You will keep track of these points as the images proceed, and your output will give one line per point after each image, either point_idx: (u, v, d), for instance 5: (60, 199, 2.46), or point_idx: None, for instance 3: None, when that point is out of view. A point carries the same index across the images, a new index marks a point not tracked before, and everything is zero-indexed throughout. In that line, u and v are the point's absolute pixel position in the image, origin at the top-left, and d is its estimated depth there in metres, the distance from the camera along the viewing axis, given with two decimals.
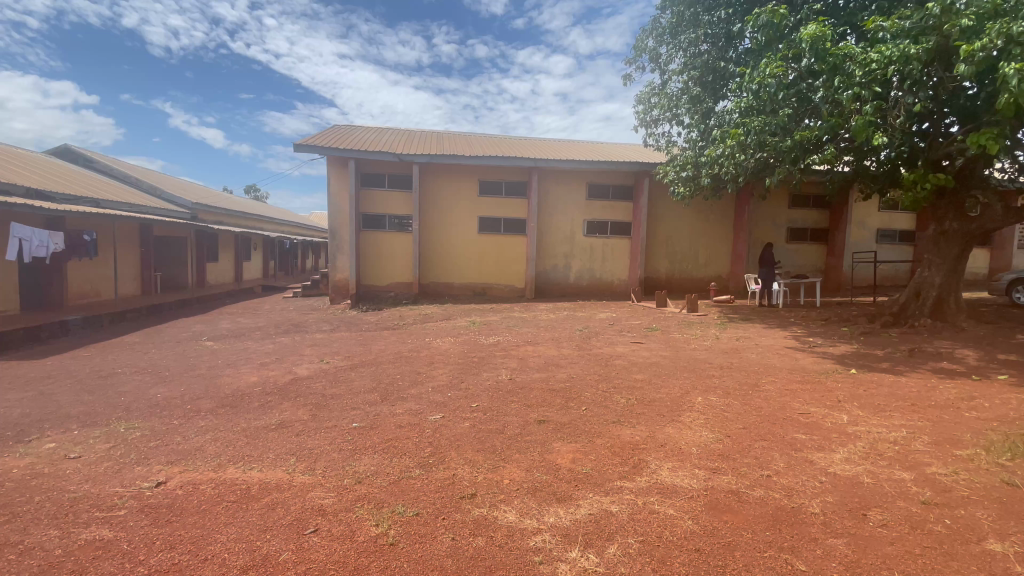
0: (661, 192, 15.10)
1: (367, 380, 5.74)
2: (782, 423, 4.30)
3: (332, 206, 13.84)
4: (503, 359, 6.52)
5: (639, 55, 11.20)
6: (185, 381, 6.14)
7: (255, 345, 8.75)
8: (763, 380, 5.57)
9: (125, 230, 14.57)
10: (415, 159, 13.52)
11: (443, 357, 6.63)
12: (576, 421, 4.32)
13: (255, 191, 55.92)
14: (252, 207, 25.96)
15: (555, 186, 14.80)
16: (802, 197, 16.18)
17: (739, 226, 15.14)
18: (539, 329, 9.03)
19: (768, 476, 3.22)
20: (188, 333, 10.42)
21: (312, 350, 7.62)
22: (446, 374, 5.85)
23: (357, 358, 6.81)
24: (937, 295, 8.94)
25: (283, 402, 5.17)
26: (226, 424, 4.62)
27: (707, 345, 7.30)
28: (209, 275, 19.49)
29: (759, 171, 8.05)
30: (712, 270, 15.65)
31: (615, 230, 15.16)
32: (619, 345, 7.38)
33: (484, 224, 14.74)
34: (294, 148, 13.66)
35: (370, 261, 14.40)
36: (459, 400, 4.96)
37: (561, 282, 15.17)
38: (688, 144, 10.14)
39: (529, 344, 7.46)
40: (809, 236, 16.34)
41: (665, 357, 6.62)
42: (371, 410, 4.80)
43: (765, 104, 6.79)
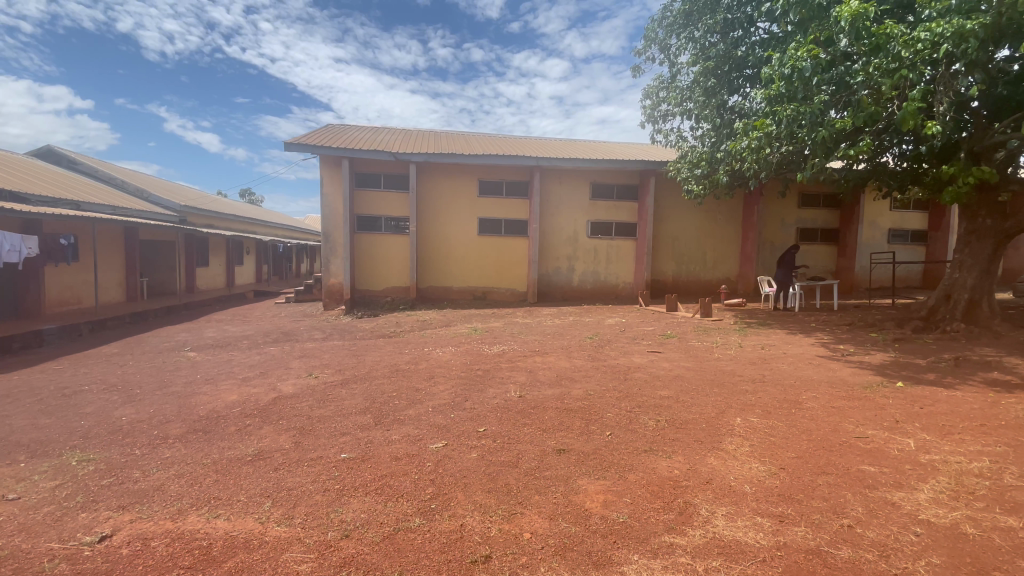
0: (667, 191, 14.54)
1: (358, 399, 5.11)
2: (841, 451, 3.71)
3: (326, 208, 13.21)
4: (511, 372, 5.90)
5: (648, 45, 10.63)
6: (156, 400, 5.48)
7: (240, 357, 8.10)
8: (804, 396, 4.97)
9: (108, 233, 13.86)
10: (412, 158, 12.92)
11: (443, 371, 6.00)
12: (602, 451, 3.69)
13: (251, 194, 55.69)
14: (244, 210, 25.31)
15: (557, 186, 14.21)
16: (812, 196, 15.66)
17: (747, 227, 14.59)
18: (546, 336, 8.41)
19: (851, 528, 2.62)
20: (171, 343, 9.76)
21: (301, 363, 6.97)
22: (449, 391, 5.22)
23: (349, 372, 6.18)
24: (970, 297, 8.40)
25: (263, 426, 4.53)
26: (195, 455, 3.98)
27: (732, 355, 6.69)
28: (199, 280, 18.81)
29: (785, 164, 7.49)
30: (721, 272, 15.09)
31: (620, 231, 14.58)
32: (636, 355, 6.76)
33: (484, 226, 14.15)
34: (286, 147, 13.06)
35: (366, 265, 13.79)
36: (464, 424, 4.34)
37: (564, 286, 14.58)
38: (703, 139, 9.63)
39: (537, 354, 6.84)
40: (820, 236, 15.82)
41: (688, 369, 6.01)
42: (363, 436, 4.18)
43: (796, 90, 6.24)
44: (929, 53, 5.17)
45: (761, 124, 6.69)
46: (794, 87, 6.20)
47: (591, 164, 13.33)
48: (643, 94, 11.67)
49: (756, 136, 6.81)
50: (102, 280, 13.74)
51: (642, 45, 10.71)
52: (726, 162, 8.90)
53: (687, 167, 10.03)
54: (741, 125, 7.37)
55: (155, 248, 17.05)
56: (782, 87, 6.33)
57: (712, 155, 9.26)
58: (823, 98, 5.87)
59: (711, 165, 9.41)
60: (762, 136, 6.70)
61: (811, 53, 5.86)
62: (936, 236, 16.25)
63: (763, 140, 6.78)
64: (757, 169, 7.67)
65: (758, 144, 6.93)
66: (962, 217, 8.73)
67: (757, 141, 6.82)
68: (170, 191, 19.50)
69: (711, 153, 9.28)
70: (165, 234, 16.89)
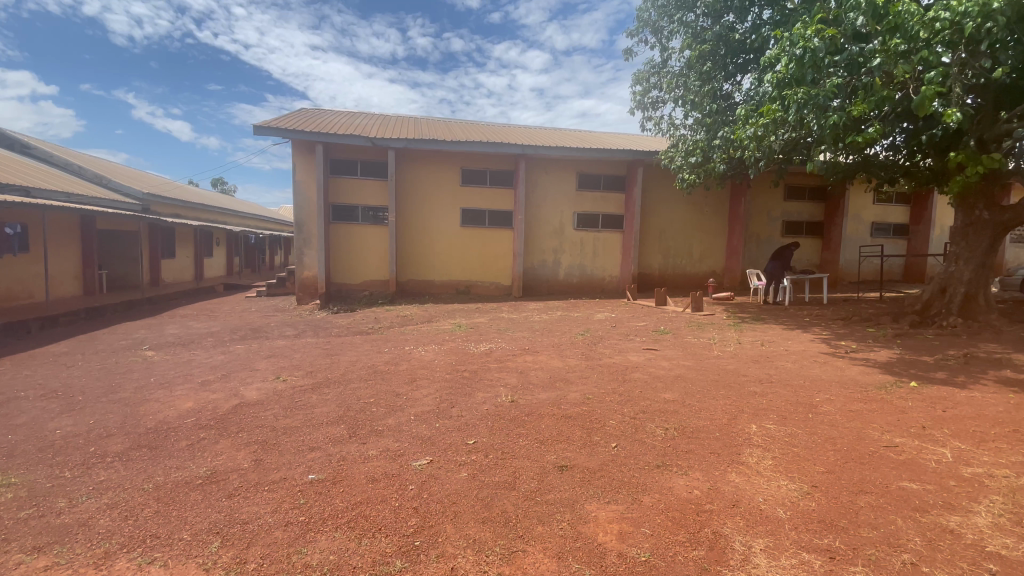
0: (655, 181, 14.19)
1: (331, 407, 4.56)
2: (872, 463, 3.35)
3: (298, 196, 12.47)
4: (501, 374, 5.40)
5: (639, 28, 10.14)
6: (98, 409, 4.83)
7: (202, 357, 7.42)
8: (817, 399, 4.61)
9: (60, 222, 12.85)
10: (390, 144, 12.25)
11: (426, 373, 5.47)
12: (609, 467, 3.25)
13: (223, 184, 54.24)
14: (213, 199, 24.17)
15: (543, 176, 13.72)
16: (799, 188, 15.50)
17: (734, 219, 14.37)
18: (534, 332, 7.95)
19: (916, 567, 2.25)
20: (127, 341, 9.00)
21: (268, 364, 6.33)
22: (433, 397, 4.68)
23: (321, 374, 5.60)
24: (966, 291, 8.23)
25: (219, 441, 3.96)
26: (135, 480, 3.40)
27: (733, 352, 6.33)
28: (165, 273, 17.78)
29: (788, 150, 7.14)
30: (707, 265, 14.85)
31: (607, 223, 14.19)
32: (632, 352, 6.35)
33: (467, 217, 13.59)
34: (254, 131, 12.24)
35: (342, 257, 13.11)
36: (450, 435, 3.84)
37: (549, 279, 14.14)
38: (697, 127, 9.27)
39: (527, 353, 6.35)
40: (806, 229, 15.69)
41: (690, 368, 5.61)
42: (335, 453, 3.65)
43: (804, 73, 5.81)
44: (949, 33, 4.84)
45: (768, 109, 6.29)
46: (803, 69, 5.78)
47: (578, 153, 12.87)
48: (632, 79, 11.20)
49: (761, 122, 6.39)
50: (55, 272, 12.74)
51: (633, 28, 10.21)
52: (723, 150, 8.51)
53: (681, 156, 9.64)
54: (742, 111, 6.95)
55: (115, 238, 16.01)
56: (789, 70, 5.90)
57: (708, 144, 8.89)
58: (836, 80, 5.45)
59: (706, 154, 9.02)
60: (768, 122, 6.27)
61: (824, 32, 5.44)
62: (918, 229, 16.30)
63: (767, 126, 6.36)
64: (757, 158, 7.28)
65: (762, 131, 6.51)
66: (958, 209, 8.54)
67: (762, 127, 6.43)
68: (132, 177, 18.35)
69: (707, 141, 8.89)
70: (126, 224, 15.86)
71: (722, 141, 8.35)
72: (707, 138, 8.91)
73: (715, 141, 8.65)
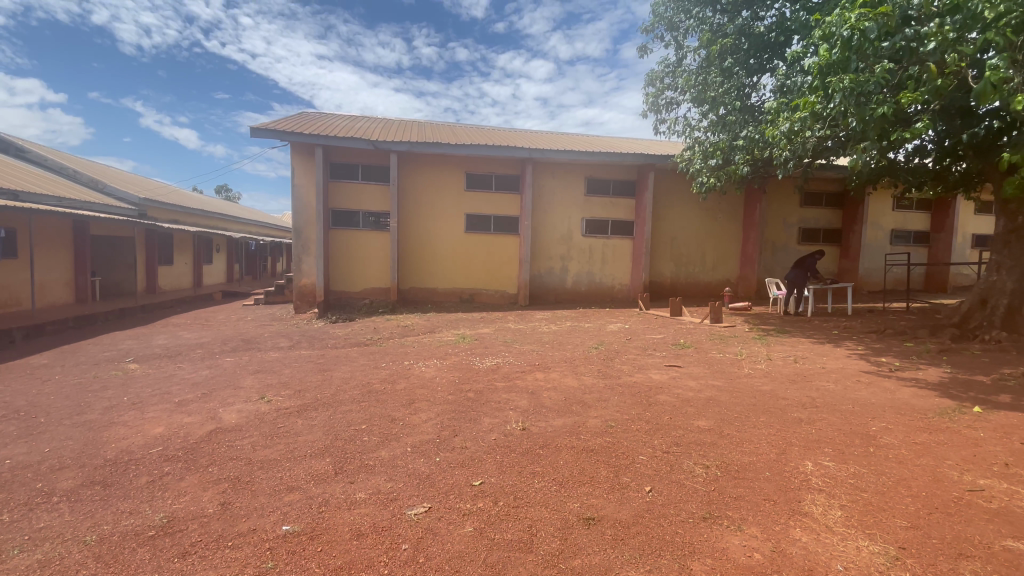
0: (666, 187, 13.66)
1: (317, 434, 4.01)
2: (963, 515, 2.77)
3: (297, 201, 12.01)
4: (510, 395, 4.83)
5: (654, 24, 9.62)
6: (57, 434, 4.28)
7: (187, 371, 6.88)
8: (873, 429, 4.04)
9: (51, 227, 12.40)
10: (392, 147, 11.78)
11: (426, 393, 4.91)
12: (645, 521, 2.68)
13: (226, 191, 54.47)
14: (214, 205, 23.77)
15: (550, 181, 13.21)
16: (816, 194, 14.92)
17: (749, 226, 13.83)
18: (544, 345, 7.38)
19: None
20: (111, 352, 8.47)
21: (254, 381, 5.78)
22: (433, 424, 4.12)
23: (310, 394, 5.05)
24: (1009, 303, 7.62)
25: (185, 477, 3.41)
26: (77, 530, 2.85)
27: (765, 370, 5.74)
28: (162, 280, 17.32)
29: (823, 148, 6.60)
30: (721, 273, 14.27)
31: (617, 230, 13.64)
32: (654, 370, 5.77)
33: (472, 222, 13.08)
34: (251, 132, 11.80)
35: (342, 264, 12.62)
36: (454, 474, 3.28)
37: (557, 287, 13.58)
38: (718, 127, 8.74)
39: (538, 369, 5.77)
40: (823, 237, 15.10)
41: (721, 389, 5.03)
42: (317, 495, 3.11)
43: (848, 59, 5.27)
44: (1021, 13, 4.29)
45: (806, 102, 5.74)
46: (847, 55, 5.26)
47: (588, 157, 12.36)
48: (646, 79, 10.71)
49: (797, 116, 5.86)
50: (45, 279, 12.27)
51: (648, 24, 9.69)
52: (746, 151, 7.97)
53: (700, 157, 9.11)
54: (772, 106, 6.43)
55: (110, 244, 15.58)
56: (831, 56, 5.38)
57: (729, 144, 8.36)
58: (886, 67, 4.91)
59: (728, 155, 8.49)
60: (806, 115, 5.74)
61: (875, 14, 4.88)
62: (940, 237, 15.68)
63: (804, 119, 5.83)
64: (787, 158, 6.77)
65: (797, 126, 5.99)
66: (998, 215, 7.96)
67: (798, 121, 5.89)
68: (130, 182, 17.94)
69: (729, 142, 8.37)
70: (121, 230, 15.44)
71: (746, 140, 7.82)
72: (729, 138, 8.40)
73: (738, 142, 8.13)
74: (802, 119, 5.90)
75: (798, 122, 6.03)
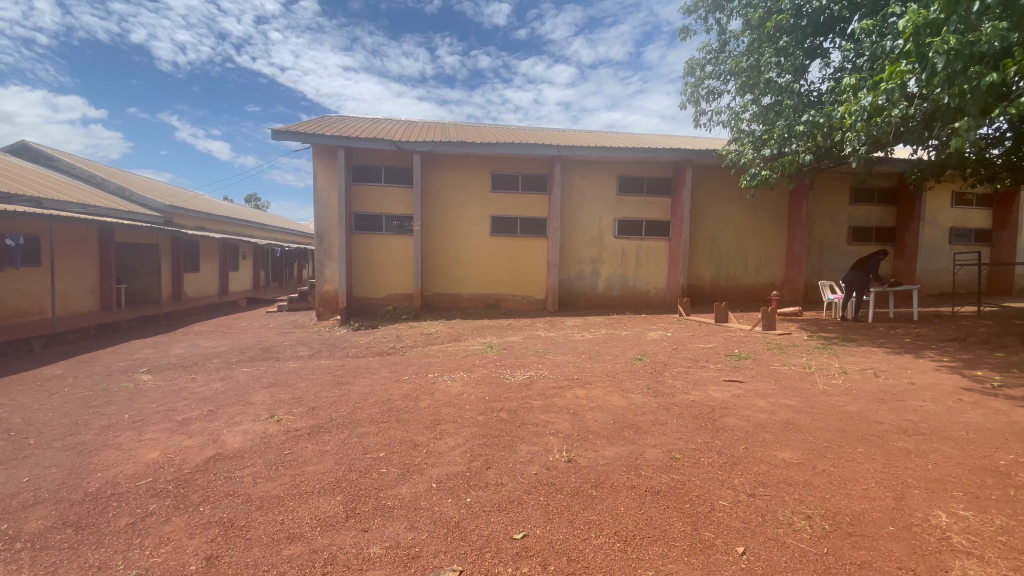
0: (704, 185, 12.85)
1: (328, 464, 3.45)
2: None
3: (319, 205, 11.65)
4: (549, 417, 4.18)
5: (696, 8, 8.93)
6: (43, 460, 3.82)
7: (199, 383, 6.46)
8: (1004, 463, 3.24)
9: (76, 234, 12.34)
10: (416, 147, 11.32)
11: (452, 413, 4.30)
12: None
13: (256, 202, 55.69)
14: (241, 213, 23.87)
15: (580, 180, 12.54)
16: (867, 190, 13.87)
17: (794, 225, 12.92)
18: (580, 356, 6.71)
19: None
20: (128, 362, 8.16)
21: (265, 396, 5.28)
22: (462, 453, 3.51)
23: (324, 412, 4.49)
24: None
25: (170, 519, 2.87)
26: None
27: (843, 387, 4.94)
28: (188, 287, 17.29)
29: (905, 129, 5.81)
30: (764, 276, 13.34)
31: (651, 231, 12.88)
32: (711, 387, 5.02)
33: (498, 225, 12.52)
34: (273, 136, 11.51)
35: (364, 269, 12.19)
36: (491, 524, 2.66)
37: (587, 292, 12.87)
38: (771, 115, 7.97)
39: (578, 384, 5.10)
40: (875, 236, 14.01)
41: (797, 411, 4.29)
42: (321, 548, 2.52)
43: (948, 18, 4.51)
44: None
45: (893, 73, 4.97)
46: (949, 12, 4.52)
47: (621, 154, 11.66)
48: (685, 67, 10.00)
49: (883, 89, 5.08)
50: (70, 287, 12.20)
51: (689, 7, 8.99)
52: (807, 138, 7.17)
53: (752, 146, 8.34)
54: (848, 80, 5.66)
55: (136, 252, 15.58)
56: (926, 17, 4.62)
57: (786, 132, 7.57)
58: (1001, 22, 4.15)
59: (785, 145, 7.69)
60: (894, 88, 4.97)
61: None
62: (1004, 235, 14.37)
63: (891, 93, 5.07)
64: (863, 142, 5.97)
65: (881, 102, 5.22)
66: None
67: (882, 97, 5.12)
68: (157, 190, 18.02)
69: (786, 128, 7.58)
70: (147, 237, 15.41)
71: (808, 125, 7.03)
72: (786, 124, 7.60)
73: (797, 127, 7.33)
74: (889, 92, 5.13)
75: (881, 98, 5.25)
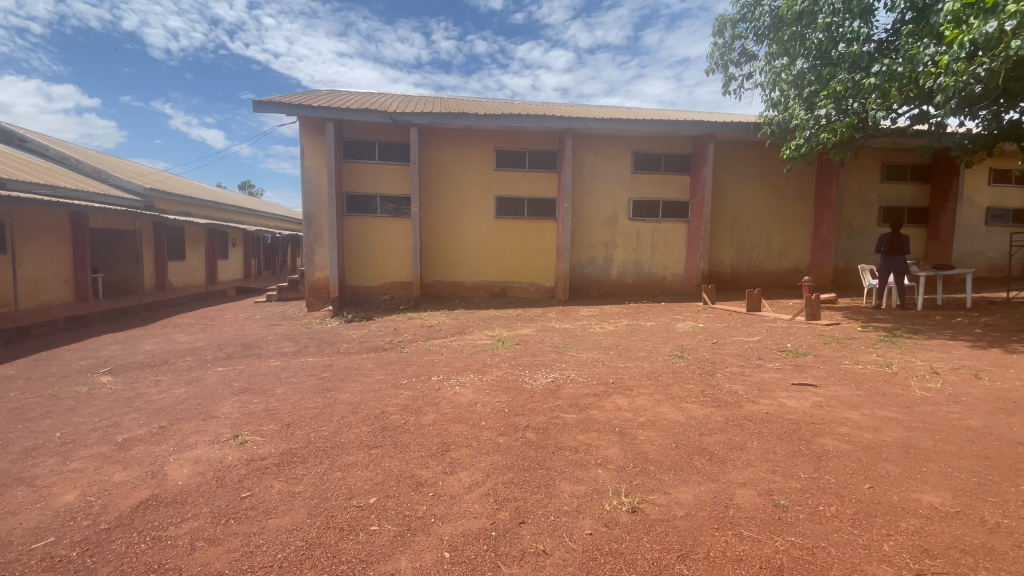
0: (726, 162, 11.82)
1: (301, 515, 2.49)
2: None
3: (307, 184, 10.60)
4: (590, 438, 3.22)
5: None
6: None
7: (163, 385, 5.48)
8: None
9: (42, 219, 11.28)
10: (412, 119, 10.24)
11: (465, 433, 3.34)
12: None
13: (250, 188, 54.47)
14: (229, 198, 22.69)
15: (592, 156, 11.49)
16: (899, 168, 12.87)
17: (823, 206, 11.96)
18: (609, 352, 5.73)
19: None
20: (89, 360, 7.16)
21: (233, 407, 4.30)
22: (483, 497, 2.57)
23: (301, 433, 3.52)
24: None
25: None
26: None
27: (946, 394, 3.99)
28: (173, 276, 16.25)
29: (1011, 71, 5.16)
30: (789, 260, 12.37)
31: (669, 212, 11.87)
32: (781, 394, 4.06)
33: (503, 206, 11.50)
34: (254, 107, 10.41)
35: (358, 255, 11.19)
36: None
37: (600, 279, 11.88)
38: (829, 70, 7.05)
39: (617, 391, 4.13)
40: (906, 217, 13.03)
41: (907, 430, 3.33)
42: None
43: None
44: None
45: None
46: None
47: (638, 127, 10.61)
48: (715, 25, 8.94)
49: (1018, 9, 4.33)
50: (37, 276, 11.16)
51: None
52: (877, 93, 6.22)
53: (803, 107, 7.40)
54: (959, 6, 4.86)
55: (115, 238, 14.53)
56: None
57: (847, 88, 6.64)
58: None
59: (844, 103, 6.74)
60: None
61: None
62: None
63: None
64: (959, 88, 5.22)
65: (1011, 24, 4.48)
66: None
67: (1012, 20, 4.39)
68: (138, 173, 16.88)
69: (848, 83, 6.63)
70: (125, 222, 14.34)
71: (880, 76, 6.14)
72: (847, 78, 6.65)
73: (864, 80, 6.40)
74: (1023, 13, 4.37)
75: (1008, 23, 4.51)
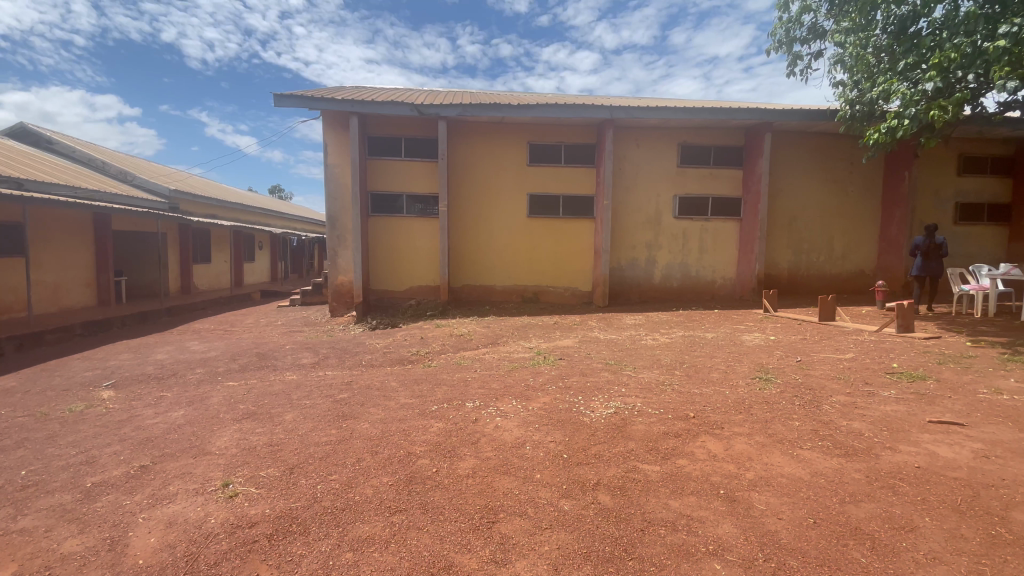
0: (783, 155, 10.73)
1: None
2: None
3: (331, 183, 9.99)
4: (689, 508, 2.35)
5: None
6: None
7: (163, 405, 4.84)
8: None
9: (64, 221, 11.02)
10: (441, 112, 9.52)
11: (516, 494, 2.52)
12: None
13: (281, 193, 55.35)
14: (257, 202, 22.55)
15: (634, 150, 10.56)
16: (978, 159, 11.51)
17: (893, 202, 10.73)
18: (674, 372, 4.83)
19: None
20: (97, 371, 6.64)
21: (232, 439, 3.59)
22: None
23: (305, 484, 2.76)
24: None
25: None
26: None
27: None
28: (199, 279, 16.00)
29: None
30: (853, 262, 11.15)
31: (718, 210, 10.83)
32: (924, 438, 3.09)
33: (537, 205, 10.68)
34: (276, 102, 9.88)
35: (383, 258, 10.53)
36: None
37: (641, 283, 10.93)
38: (933, 36, 5.99)
39: (704, 431, 3.24)
40: (986, 214, 11.63)
41: None
42: None
43: None
44: None
45: None
46: None
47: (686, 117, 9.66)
48: None
49: None
50: (58, 280, 10.89)
51: None
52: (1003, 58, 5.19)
53: (899, 82, 6.35)
54: None
55: (141, 241, 14.32)
56: None
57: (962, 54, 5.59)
58: None
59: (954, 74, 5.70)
60: None
61: None
62: None
63: None
64: None
65: None
66: None
67: None
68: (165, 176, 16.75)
69: (963, 49, 5.56)
70: (149, 224, 14.11)
71: (1008, 39, 5.11)
72: (962, 43, 5.58)
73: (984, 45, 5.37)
74: None
75: None
